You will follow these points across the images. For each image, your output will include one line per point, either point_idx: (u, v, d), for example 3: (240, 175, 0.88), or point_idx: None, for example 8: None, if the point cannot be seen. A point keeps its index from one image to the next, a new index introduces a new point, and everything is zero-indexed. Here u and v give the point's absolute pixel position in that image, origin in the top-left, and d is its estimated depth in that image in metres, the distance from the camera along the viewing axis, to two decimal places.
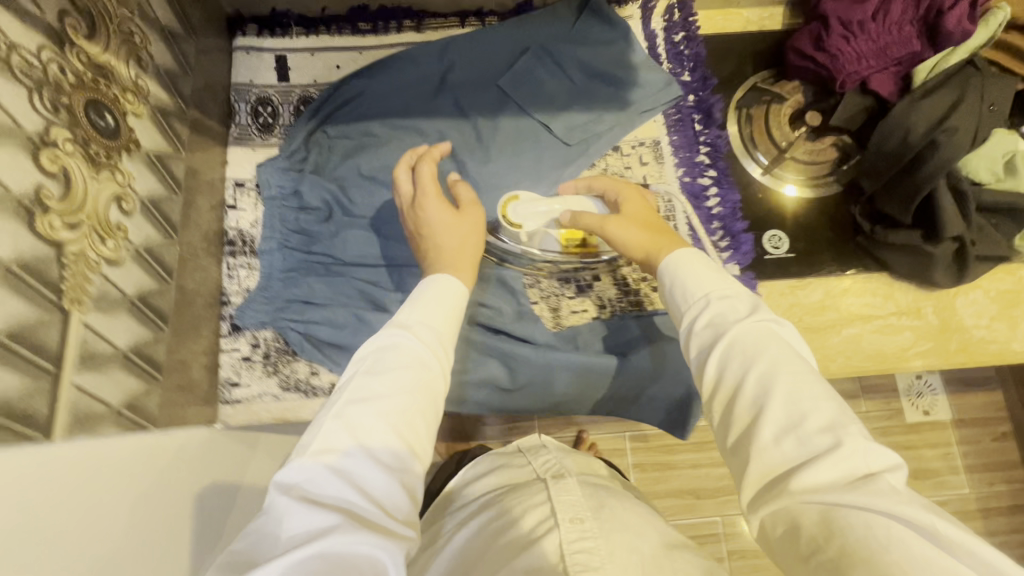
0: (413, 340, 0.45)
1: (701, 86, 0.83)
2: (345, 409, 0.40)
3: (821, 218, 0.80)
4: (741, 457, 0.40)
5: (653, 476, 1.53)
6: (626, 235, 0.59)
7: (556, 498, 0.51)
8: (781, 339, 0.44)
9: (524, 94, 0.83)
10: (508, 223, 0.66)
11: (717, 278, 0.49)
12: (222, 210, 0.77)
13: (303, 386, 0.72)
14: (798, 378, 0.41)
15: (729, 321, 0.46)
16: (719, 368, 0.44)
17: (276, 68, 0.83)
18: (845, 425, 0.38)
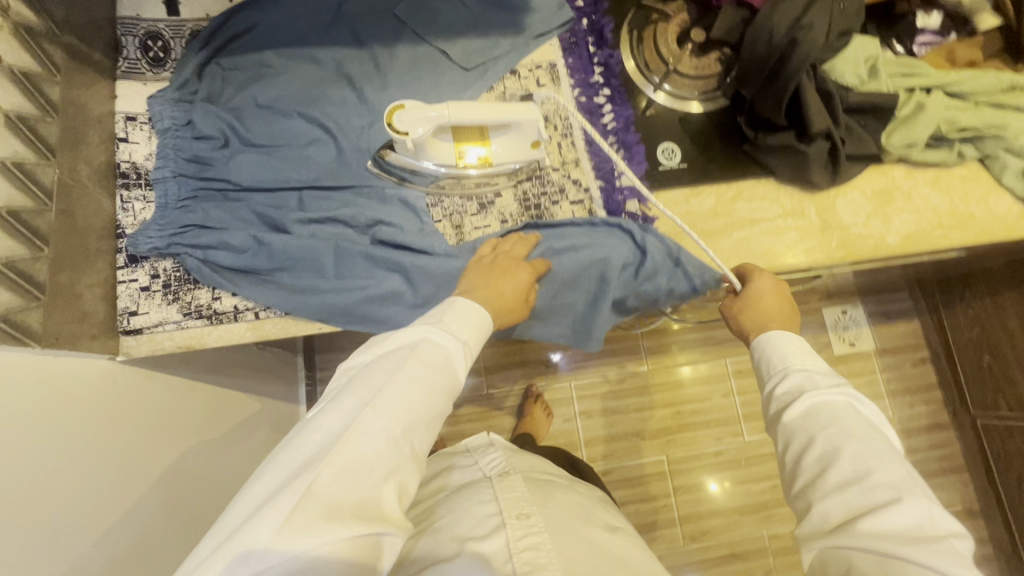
0: (459, 347, 0.58)
1: (593, 10, 0.86)
2: (398, 385, 0.52)
3: (711, 130, 0.84)
4: (806, 498, 0.51)
5: (600, 421, 1.55)
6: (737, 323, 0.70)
7: (503, 497, 0.72)
8: (857, 413, 0.54)
9: (421, 22, 0.84)
10: (393, 130, 0.68)
11: (806, 357, 0.59)
12: (112, 142, 0.75)
13: (205, 312, 0.71)
14: (865, 442, 0.51)
15: (812, 387, 0.56)
16: (794, 417, 0.55)
17: (165, 3, 0.82)
18: (909, 487, 0.48)
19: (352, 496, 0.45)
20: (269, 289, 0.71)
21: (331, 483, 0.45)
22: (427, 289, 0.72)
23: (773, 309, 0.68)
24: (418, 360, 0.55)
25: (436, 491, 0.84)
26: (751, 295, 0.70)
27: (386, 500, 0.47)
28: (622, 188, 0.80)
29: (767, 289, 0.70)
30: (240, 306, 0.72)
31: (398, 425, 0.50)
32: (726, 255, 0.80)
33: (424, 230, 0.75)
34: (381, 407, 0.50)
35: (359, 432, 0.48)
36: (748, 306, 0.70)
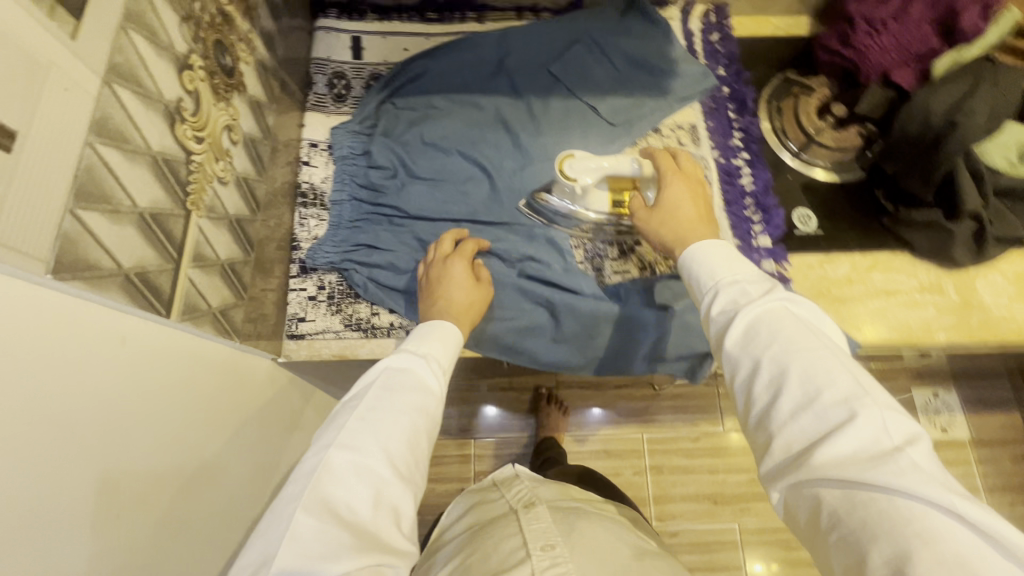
0: (425, 367, 0.56)
1: (735, 80, 0.91)
2: (363, 418, 0.49)
3: (848, 200, 0.86)
4: (765, 433, 0.43)
5: (670, 477, 1.37)
6: (654, 232, 0.66)
7: (528, 529, 0.66)
8: (796, 318, 0.47)
9: (573, 79, 0.91)
10: (563, 177, 0.75)
11: (732, 265, 0.53)
12: (297, 164, 0.84)
13: (363, 324, 0.77)
14: (812, 356, 0.43)
15: (744, 302, 0.49)
16: (737, 350, 0.47)
17: (351, 48, 0.92)
18: (859, 397, 0.40)
19: (340, 541, 0.41)
20: None
21: (307, 534, 0.41)
22: (571, 325, 0.76)
23: (689, 215, 0.64)
24: (383, 388, 0.52)
25: (465, 531, 0.78)
26: (667, 200, 0.67)
27: (377, 533, 0.44)
28: (758, 248, 0.83)
29: (683, 194, 0.67)
30: (394, 323, 0.77)
31: (373, 453, 0.47)
32: (859, 324, 0.80)
33: (569, 269, 0.79)
34: (350, 441, 0.47)
35: (331, 474, 0.44)
36: (662, 213, 0.66)
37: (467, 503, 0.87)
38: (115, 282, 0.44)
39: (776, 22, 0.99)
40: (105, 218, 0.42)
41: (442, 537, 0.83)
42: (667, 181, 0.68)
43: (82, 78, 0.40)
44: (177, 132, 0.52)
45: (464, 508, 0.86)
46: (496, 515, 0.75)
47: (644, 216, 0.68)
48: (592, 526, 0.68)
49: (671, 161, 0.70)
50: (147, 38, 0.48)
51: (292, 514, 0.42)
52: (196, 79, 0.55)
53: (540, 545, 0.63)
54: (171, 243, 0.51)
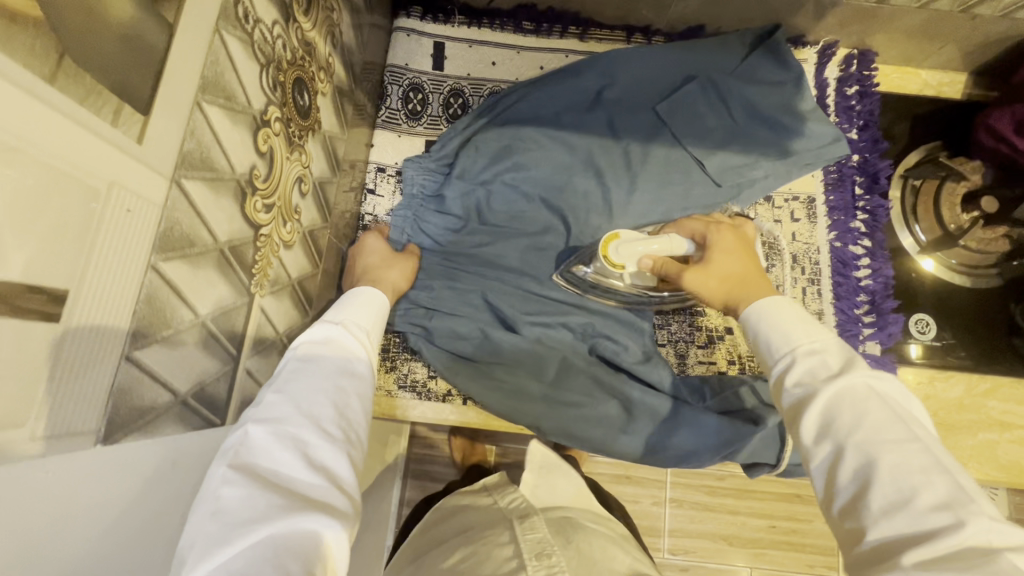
0: (344, 333, 0.50)
1: (870, 148, 0.79)
2: (276, 388, 0.43)
3: (974, 309, 0.75)
4: (852, 524, 0.35)
5: (690, 513, 1.12)
6: (716, 289, 0.56)
7: (522, 539, 0.57)
8: (885, 400, 0.39)
9: (680, 124, 0.78)
10: (607, 262, 0.63)
11: (807, 329, 0.45)
12: (362, 193, 0.77)
13: (418, 386, 0.71)
14: (901, 450, 0.36)
15: (821, 376, 0.41)
16: (810, 435, 0.39)
17: (432, 55, 0.81)
18: (964, 504, 0.33)
19: (270, 506, 0.36)
20: (482, 384, 0.70)
21: (226, 503, 0.36)
22: (645, 424, 0.69)
23: (749, 272, 0.56)
24: (299, 359, 0.46)
25: (445, 532, 0.66)
26: (720, 258, 0.58)
27: (311, 494, 0.38)
28: (864, 355, 0.73)
29: (735, 250, 0.59)
30: (451, 389, 0.72)
31: (297, 418, 0.41)
32: (966, 457, 0.70)
33: (647, 356, 0.72)
34: (267, 414, 0.41)
35: (245, 449, 0.39)
36: (719, 271, 0.57)
37: (441, 512, 0.71)
38: (171, 415, 0.37)
39: (926, 76, 0.84)
40: (164, 346, 0.35)
41: (415, 549, 0.65)
42: (712, 234, 0.60)
43: (147, 187, 0.32)
44: (246, 208, 0.44)
45: (440, 511, 0.72)
46: (481, 521, 0.63)
47: (697, 274, 0.57)
48: (590, 539, 0.59)
49: (702, 222, 0.64)
50: (223, 105, 0.39)
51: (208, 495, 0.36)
52: (272, 135, 0.47)
53: (534, 554, 0.54)
54: (230, 339, 0.44)
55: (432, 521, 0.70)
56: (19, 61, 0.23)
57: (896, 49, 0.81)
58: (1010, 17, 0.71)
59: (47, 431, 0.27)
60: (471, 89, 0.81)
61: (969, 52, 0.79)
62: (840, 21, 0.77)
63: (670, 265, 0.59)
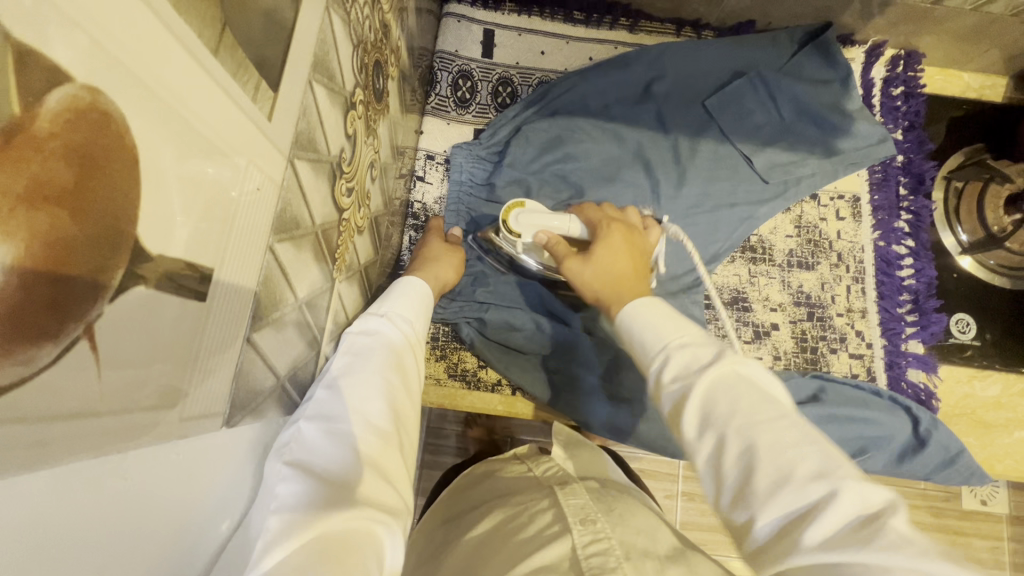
0: (393, 328, 0.51)
1: (914, 148, 0.80)
2: (329, 384, 0.43)
3: (1011, 309, 0.76)
4: (743, 514, 0.33)
5: (703, 508, 1.13)
6: (586, 283, 0.57)
7: (564, 503, 0.51)
8: (752, 382, 0.39)
9: (729, 119, 0.78)
10: (508, 228, 0.65)
11: (677, 325, 0.45)
12: (412, 179, 0.76)
13: (468, 375, 0.71)
14: (773, 427, 0.35)
15: (697, 367, 0.41)
16: (692, 431, 0.38)
17: (482, 43, 0.80)
18: (834, 469, 0.32)
19: (330, 496, 0.35)
20: (533, 376, 0.71)
21: (284, 496, 0.34)
22: None
23: (629, 273, 0.55)
24: (350, 355, 0.46)
25: (479, 495, 0.61)
26: (602, 251, 0.57)
27: (362, 487, 0.37)
28: (907, 353, 0.74)
29: (619, 245, 0.58)
30: (500, 378, 0.71)
31: (347, 415, 0.41)
32: (1001, 455, 0.71)
33: None
34: (320, 411, 0.40)
35: (300, 443, 0.38)
36: (599, 265, 0.56)
37: (472, 476, 0.67)
38: (272, 397, 0.37)
39: (968, 78, 0.85)
40: (272, 330, 0.35)
41: (442, 516, 0.61)
42: (602, 229, 0.60)
43: (270, 166, 0.31)
44: (335, 192, 0.43)
45: (473, 473, 0.67)
46: (518, 487, 0.58)
47: (574, 265, 0.58)
48: (634, 512, 0.52)
49: (600, 211, 0.64)
50: (326, 84, 0.38)
51: (267, 492, 0.35)
52: (356, 117, 0.46)
53: (579, 519, 0.48)
54: (317, 324, 0.43)
55: (460, 486, 0.66)
56: (196, 31, 0.22)
57: (940, 52, 0.82)
58: None
59: (190, 411, 0.27)
60: (520, 78, 0.81)
61: (1013, 56, 0.80)
62: (890, 22, 0.78)
63: (560, 247, 0.60)
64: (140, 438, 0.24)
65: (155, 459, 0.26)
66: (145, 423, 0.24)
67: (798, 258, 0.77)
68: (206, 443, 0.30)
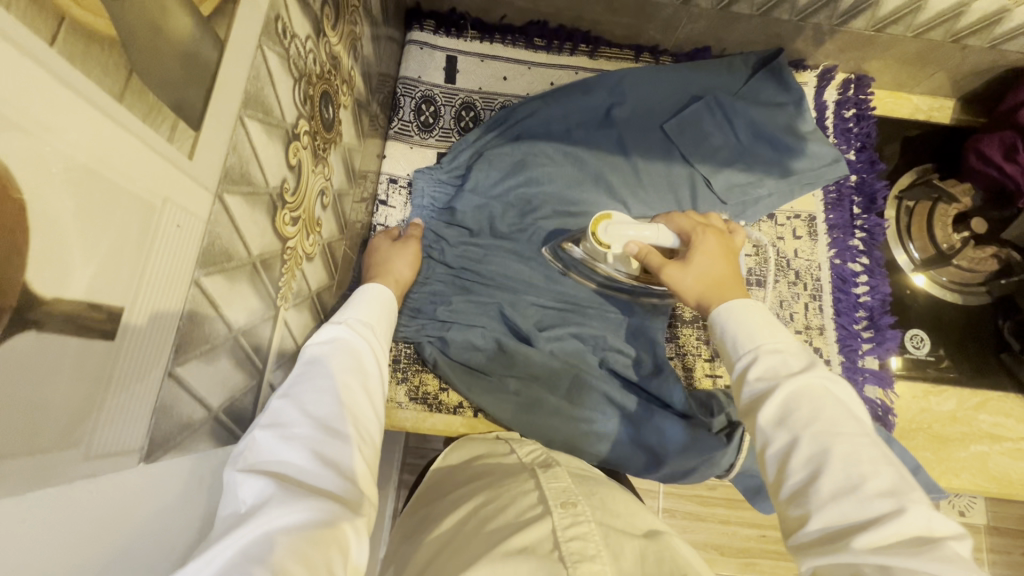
0: (350, 331, 0.51)
1: (867, 168, 0.82)
2: (283, 395, 0.43)
3: (964, 324, 0.78)
4: (801, 509, 0.38)
5: (682, 523, 1.13)
6: (690, 289, 0.57)
7: (545, 486, 0.51)
8: (838, 400, 0.42)
9: (687, 142, 0.80)
10: (594, 239, 0.65)
11: (772, 330, 0.48)
12: (375, 204, 0.78)
13: (429, 398, 0.72)
14: (853, 441, 0.39)
15: (782, 374, 0.44)
16: (768, 423, 0.43)
17: (445, 69, 0.82)
18: (907, 492, 0.36)
19: (288, 495, 0.36)
20: (495, 397, 0.70)
21: (247, 501, 0.35)
22: (650, 438, 0.69)
23: (727, 275, 0.56)
24: (306, 365, 0.46)
25: (461, 481, 0.59)
26: (702, 257, 0.58)
27: (320, 485, 0.37)
28: (864, 369, 0.75)
29: (717, 250, 0.59)
30: (462, 401, 0.72)
31: (301, 420, 0.41)
32: (958, 469, 0.72)
33: (659, 368, 0.73)
34: (274, 419, 0.41)
35: (254, 452, 0.39)
36: (696, 271, 0.57)
37: (456, 459, 0.65)
38: (204, 429, 0.37)
39: (917, 101, 0.87)
40: (201, 361, 0.35)
41: (423, 502, 0.60)
42: (697, 236, 0.61)
43: (195, 202, 0.31)
44: (277, 221, 0.44)
45: (452, 461, 0.65)
46: (502, 471, 0.57)
47: (675, 271, 0.58)
48: (615, 497, 0.53)
49: (689, 219, 0.63)
50: (262, 119, 0.39)
51: (230, 501, 0.36)
52: (301, 148, 0.46)
53: (559, 502, 0.48)
54: (257, 353, 0.43)
55: (440, 474, 0.63)
56: (95, 81, 0.23)
57: (889, 75, 0.85)
58: (996, 49, 0.76)
59: (97, 451, 0.27)
60: (482, 103, 0.83)
61: (957, 79, 0.83)
62: (839, 47, 0.81)
63: (653, 256, 0.60)
64: (33, 481, 0.23)
65: (66, 502, 0.25)
66: (38, 464, 0.23)
67: (756, 276, 0.78)
68: (130, 481, 0.30)
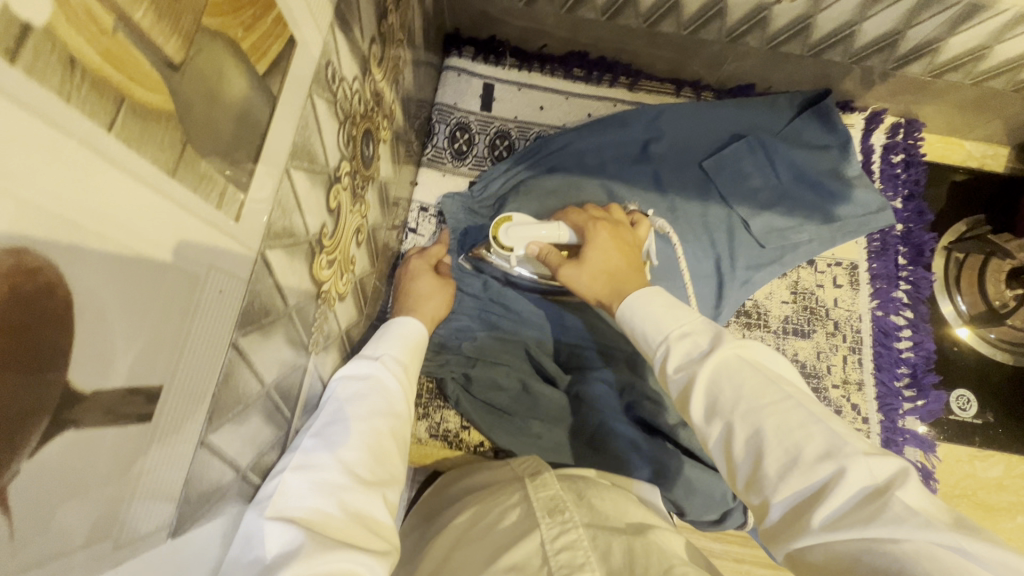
0: (383, 373, 0.50)
1: (916, 219, 0.79)
2: (313, 436, 0.42)
3: (1016, 385, 0.74)
4: (757, 498, 0.35)
5: None
6: (591, 287, 0.55)
7: (533, 496, 0.47)
8: (755, 363, 0.38)
9: (727, 182, 0.77)
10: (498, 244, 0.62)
11: (673, 316, 0.44)
12: (404, 231, 0.77)
13: (451, 436, 0.71)
14: (778, 408, 0.35)
15: (694, 362, 0.40)
16: (701, 417, 0.39)
17: (482, 97, 0.81)
18: (841, 447, 0.33)
19: (315, 545, 0.34)
20: (519, 439, 0.69)
21: (273, 549, 0.34)
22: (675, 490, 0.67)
23: (622, 266, 0.55)
24: (337, 404, 0.46)
25: (457, 495, 0.58)
26: (592, 252, 0.57)
27: (347, 535, 0.37)
28: (904, 430, 0.72)
29: (607, 243, 0.58)
30: (483, 441, 0.71)
31: (331, 465, 0.40)
32: (1004, 540, 0.69)
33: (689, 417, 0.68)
34: (304, 460, 0.40)
35: (283, 494, 0.37)
36: (591, 267, 0.56)
37: (455, 474, 0.64)
38: (232, 491, 0.35)
39: (969, 147, 0.84)
40: (233, 424, 0.33)
41: (423, 518, 0.57)
42: (587, 231, 0.59)
43: (238, 264, 0.30)
44: (313, 268, 0.42)
45: (455, 475, 0.63)
46: (496, 483, 0.54)
47: (570, 270, 0.56)
48: (604, 496, 0.50)
49: (583, 214, 0.62)
50: (306, 168, 0.37)
51: (253, 544, 0.35)
52: (341, 190, 0.45)
53: (546, 511, 0.44)
54: (287, 405, 0.42)
55: (443, 484, 0.63)
56: (150, 159, 0.22)
57: (942, 121, 0.81)
58: None
59: (125, 538, 0.25)
60: (518, 132, 0.81)
61: (1016, 127, 0.79)
62: (890, 91, 0.78)
63: (552, 255, 0.60)
64: None
65: None
66: (68, 565, 0.22)
67: (793, 325, 0.76)
68: (158, 560, 0.28)
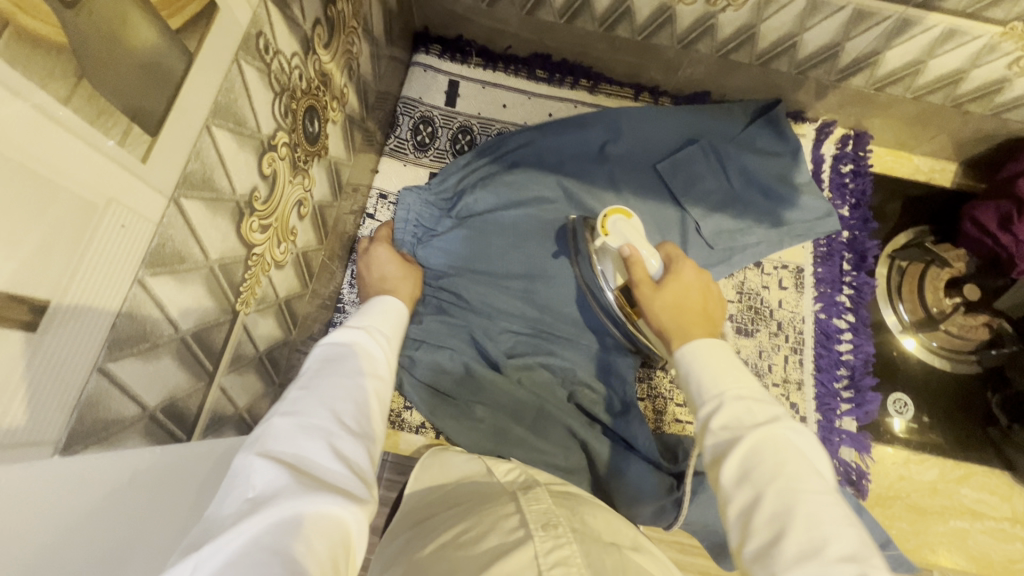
0: (371, 334, 0.48)
1: (860, 225, 0.81)
2: (299, 386, 0.40)
3: (953, 391, 0.76)
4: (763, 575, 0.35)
5: None
6: (659, 311, 0.54)
7: (527, 508, 0.41)
8: (801, 452, 0.39)
9: (681, 183, 0.78)
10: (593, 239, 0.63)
11: (735, 376, 0.44)
12: (362, 216, 0.79)
13: (393, 416, 0.73)
14: (815, 500, 0.36)
15: (746, 426, 0.40)
16: (730, 479, 0.39)
17: (446, 92, 0.84)
18: (867, 558, 0.33)
19: (302, 487, 0.32)
20: (460, 422, 0.70)
21: (256, 487, 0.32)
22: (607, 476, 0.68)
23: (697, 307, 0.54)
24: (324, 357, 0.44)
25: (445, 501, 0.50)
26: (678, 286, 0.56)
27: (334, 480, 0.35)
28: (840, 430, 0.73)
29: (693, 283, 0.57)
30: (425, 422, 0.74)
31: (319, 412, 0.38)
32: (935, 543, 0.70)
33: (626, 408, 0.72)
34: (292, 408, 0.38)
35: (270, 438, 0.35)
36: (669, 296, 0.55)
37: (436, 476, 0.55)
38: (136, 428, 0.37)
39: (917, 161, 0.87)
40: (138, 359, 0.35)
41: (403, 526, 0.47)
42: (679, 266, 0.59)
43: (145, 203, 0.32)
44: (243, 228, 0.44)
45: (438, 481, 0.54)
46: (483, 494, 0.47)
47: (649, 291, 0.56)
48: (594, 510, 0.46)
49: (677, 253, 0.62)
50: (232, 129, 0.40)
51: (236, 485, 0.33)
52: (277, 159, 0.47)
53: (540, 525, 0.39)
54: (207, 356, 0.44)
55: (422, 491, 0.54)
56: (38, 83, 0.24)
57: (890, 135, 0.84)
58: (999, 117, 0.76)
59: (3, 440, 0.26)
60: (479, 128, 0.84)
61: (958, 144, 0.83)
62: (839, 103, 0.81)
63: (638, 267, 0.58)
64: None
65: None
66: None
67: (737, 324, 0.78)
68: None
